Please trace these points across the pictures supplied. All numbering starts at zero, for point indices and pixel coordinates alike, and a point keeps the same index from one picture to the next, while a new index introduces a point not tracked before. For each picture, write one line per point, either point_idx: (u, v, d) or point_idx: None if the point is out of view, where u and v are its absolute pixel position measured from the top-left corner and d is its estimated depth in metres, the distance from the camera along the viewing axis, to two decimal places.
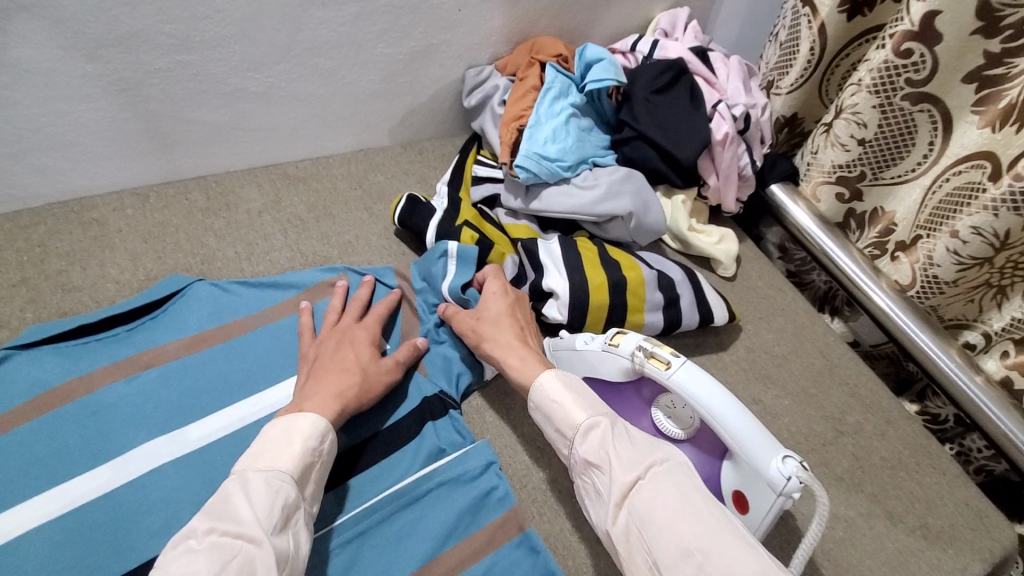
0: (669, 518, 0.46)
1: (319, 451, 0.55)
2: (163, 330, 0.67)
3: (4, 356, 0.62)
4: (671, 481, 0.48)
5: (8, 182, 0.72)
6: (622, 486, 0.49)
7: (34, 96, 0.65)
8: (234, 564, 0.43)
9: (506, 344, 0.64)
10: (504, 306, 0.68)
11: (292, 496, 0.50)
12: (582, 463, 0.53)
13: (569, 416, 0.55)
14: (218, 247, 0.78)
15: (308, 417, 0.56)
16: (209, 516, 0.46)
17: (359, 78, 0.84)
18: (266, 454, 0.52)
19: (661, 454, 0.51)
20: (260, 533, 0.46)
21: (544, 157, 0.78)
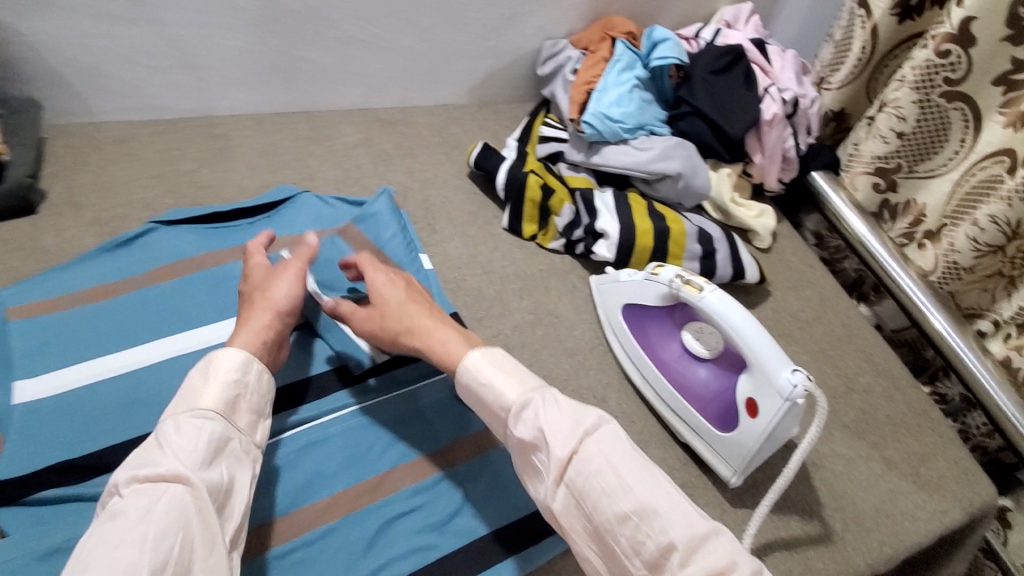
0: (607, 487, 0.50)
1: (245, 381, 0.54)
2: (277, 226, 0.80)
3: (154, 228, 0.75)
4: (606, 448, 0.52)
5: (157, 94, 0.86)
6: (559, 462, 0.51)
7: (191, 20, 0.80)
8: (161, 504, 0.45)
9: (412, 319, 0.62)
10: (403, 292, 0.64)
11: (219, 428, 0.51)
12: (522, 444, 0.54)
13: (501, 398, 0.56)
14: (320, 169, 0.92)
15: (219, 352, 0.55)
16: (129, 467, 0.48)
17: (451, 38, 0.96)
18: (182, 399, 0.52)
19: (593, 422, 0.53)
20: (185, 473, 0.47)
21: (608, 118, 0.89)
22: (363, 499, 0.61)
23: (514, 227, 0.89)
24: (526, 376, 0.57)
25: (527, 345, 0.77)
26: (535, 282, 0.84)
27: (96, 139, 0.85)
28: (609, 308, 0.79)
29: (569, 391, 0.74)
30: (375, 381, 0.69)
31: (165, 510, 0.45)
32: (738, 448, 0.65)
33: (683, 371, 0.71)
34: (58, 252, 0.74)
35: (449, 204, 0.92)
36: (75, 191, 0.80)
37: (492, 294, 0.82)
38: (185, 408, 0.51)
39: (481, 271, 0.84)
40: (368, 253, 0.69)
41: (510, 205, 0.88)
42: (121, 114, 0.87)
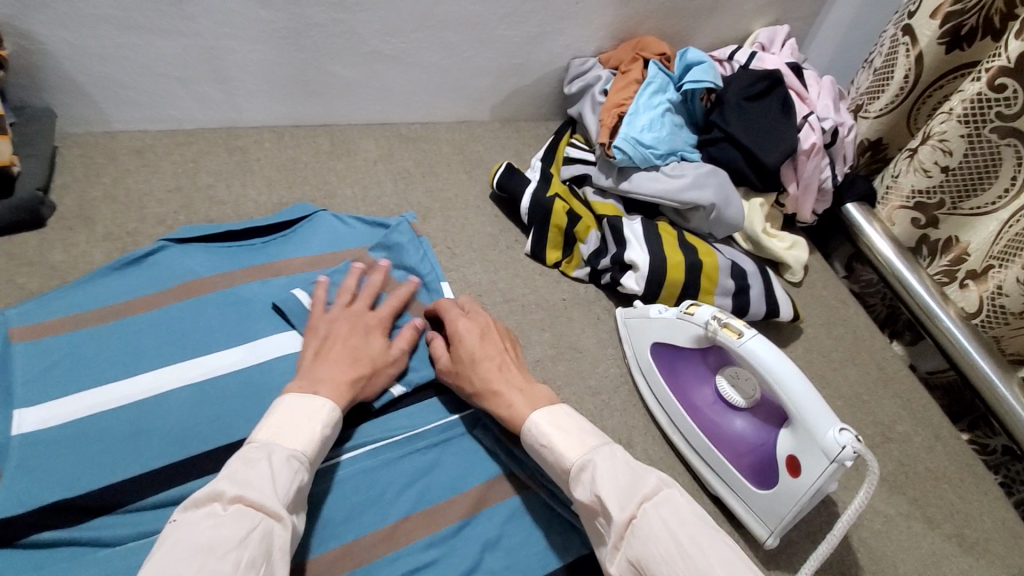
0: (665, 554, 0.46)
1: (332, 438, 0.56)
2: (292, 247, 0.78)
3: (164, 246, 0.72)
4: (663, 514, 0.49)
5: (174, 104, 0.84)
6: (619, 527, 0.49)
7: (213, 31, 0.77)
8: (256, 533, 0.45)
9: (487, 378, 0.62)
10: (477, 342, 0.64)
11: (307, 476, 0.52)
12: (582, 506, 0.53)
13: (560, 459, 0.55)
14: (339, 186, 0.88)
15: (326, 404, 0.56)
16: (233, 483, 0.47)
17: (478, 54, 0.93)
18: (285, 434, 0.52)
19: (652, 486, 0.51)
20: (281, 510, 0.47)
21: (639, 143, 0.85)
22: (377, 549, 0.57)
23: (538, 253, 0.85)
24: (587, 434, 0.56)
25: (549, 382, 0.73)
26: (558, 313, 0.81)
27: (111, 149, 0.83)
28: (637, 346, 0.75)
29: None
30: (390, 419, 0.65)
31: (258, 543, 0.44)
32: (776, 508, 0.61)
33: (717, 420, 0.67)
34: (67, 268, 0.71)
35: (470, 226, 0.88)
36: (87, 204, 0.77)
37: (513, 325, 0.78)
38: (287, 444, 0.52)
39: (502, 299, 0.80)
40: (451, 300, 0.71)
41: (534, 231, 0.85)
42: (138, 124, 0.84)
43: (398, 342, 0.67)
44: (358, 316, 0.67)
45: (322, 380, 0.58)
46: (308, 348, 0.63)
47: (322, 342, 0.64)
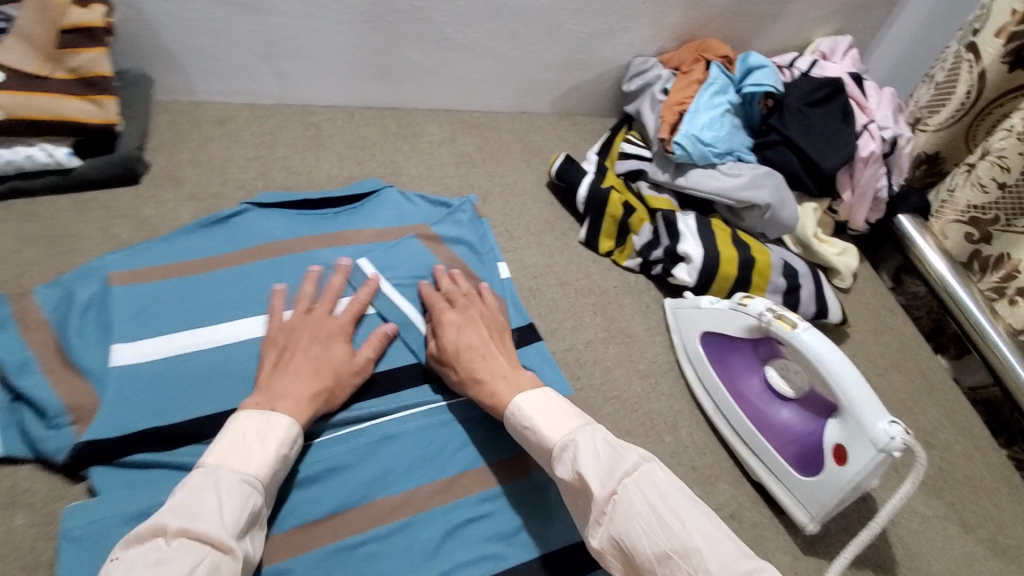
0: (645, 526, 0.48)
1: (289, 454, 0.55)
2: (363, 218, 0.82)
3: (247, 210, 0.78)
4: (645, 490, 0.50)
5: (257, 79, 0.89)
6: (601, 502, 0.51)
7: (300, 10, 0.82)
8: (202, 568, 0.45)
9: (470, 369, 0.63)
10: (453, 333, 0.66)
11: (259, 499, 0.51)
12: (563, 484, 0.54)
13: (545, 441, 0.56)
14: (406, 165, 0.93)
15: (283, 421, 0.55)
16: (178, 515, 0.47)
17: (545, 48, 0.97)
18: (234, 457, 0.51)
19: (633, 462, 0.52)
20: (228, 540, 0.47)
21: (699, 140, 0.87)
22: (435, 499, 0.61)
23: (591, 242, 0.88)
24: (569, 416, 0.58)
25: (599, 363, 0.76)
26: (610, 298, 0.83)
27: (198, 116, 0.88)
28: (684, 333, 0.78)
29: (640, 414, 0.73)
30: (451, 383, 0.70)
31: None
32: (818, 495, 0.63)
33: (764, 408, 0.70)
34: (158, 222, 0.76)
35: (528, 211, 0.92)
36: (176, 165, 0.82)
37: (567, 306, 0.81)
38: (237, 469, 0.51)
39: (556, 282, 0.83)
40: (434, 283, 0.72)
41: (589, 220, 0.88)
42: (223, 95, 0.90)
43: (362, 350, 0.66)
44: (319, 326, 0.65)
45: (281, 395, 0.57)
46: (266, 361, 0.62)
47: (280, 355, 0.62)
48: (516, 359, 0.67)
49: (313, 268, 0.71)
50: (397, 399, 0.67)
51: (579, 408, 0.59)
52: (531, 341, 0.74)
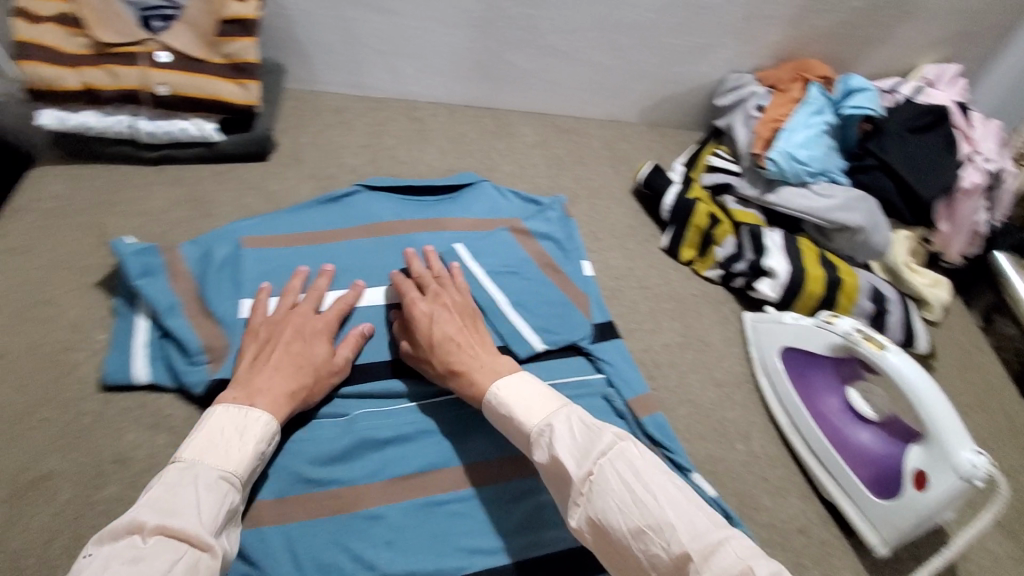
0: (618, 504, 0.48)
1: (264, 453, 0.56)
2: (458, 208, 0.88)
3: (358, 191, 0.85)
4: (619, 468, 0.50)
5: (374, 73, 0.97)
6: (577, 483, 0.51)
7: (420, 13, 0.89)
8: (180, 565, 0.44)
9: (445, 361, 0.64)
10: (423, 325, 0.67)
11: (235, 498, 0.52)
12: (544, 468, 0.55)
13: (523, 427, 0.57)
14: (499, 163, 0.98)
15: (260, 416, 0.56)
16: (158, 511, 0.46)
17: (642, 59, 1.00)
18: (212, 454, 0.52)
19: (607, 442, 0.52)
20: (207, 537, 0.47)
21: (793, 158, 0.88)
22: (513, 471, 0.65)
23: (673, 250, 0.90)
24: (546, 400, 0.58)
25: (676, 367, 0.78)
26: (689, 306, 0.85)
27: (319, 104, 0.97)
28: (763, 348, 0.79)
29: (712, 420, 0.74)
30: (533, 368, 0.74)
31: (187, 571, 0.44)
32: (893, 518, 0.65)
33: (844, 429, 0.71)
34: (282, 196, 0.85)
35: (613, 215, 0.95)
36: (298, 147, 0.91)
37: (645, 308, 0.83)
38: (218, 466, 0.52)
39: (637, 285, 0.86)
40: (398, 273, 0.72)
41: (673, 228, 0.90)
42: (341, 87, 0.98)
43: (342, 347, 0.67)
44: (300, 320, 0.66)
45: (260, 391, 0.58)
46: (247, 353, 0.63)
47: (259, 348, 0.63)
48: (492, 342, 0.67)
49: (301, 268, 0.72)
50: None
51: (556, 391, 0.60)
52: (610, 337, 0.78)
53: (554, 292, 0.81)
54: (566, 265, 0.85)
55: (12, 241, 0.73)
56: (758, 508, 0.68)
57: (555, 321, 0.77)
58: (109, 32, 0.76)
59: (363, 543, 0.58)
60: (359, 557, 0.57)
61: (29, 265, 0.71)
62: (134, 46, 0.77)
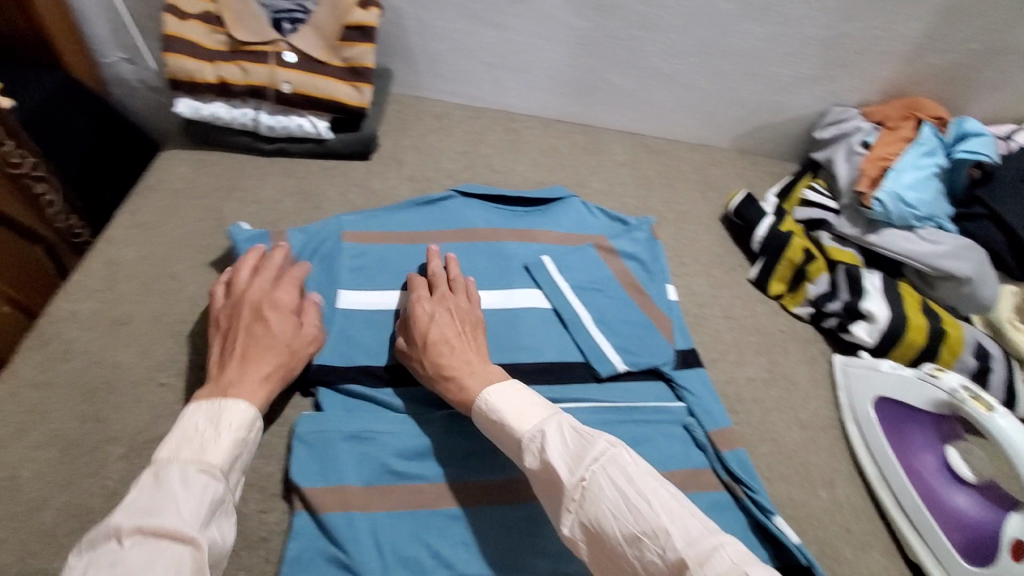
0: (613, 512, 0.49)
1: (248, 439, 0.54)
2: (548, 220, 0.89)
3: (453, 196, 0.88)
4: (613, 476, 0.51)
5: (475, 83, 1.00)
6: (570, 490, 0.52)
7: (529, 29, 0.91)
8: (160, 563, 0.42)
9: (439, 363, 0.65)
10: (423, 325, 0.68)
11: (222, 486, 0.50)
12: (537, 476, 0.56)
13: (513, 433, 0.58)
14: (589, 179, 0.99)
15: (233, 404, 0.55)
16: (132, 514, 0.45)
17: (744, 86, 0.98)
18: (188, 449, 0.51)
19: (600, 450, 0.53)
20: (188, 531, 0.45)
21: (902, 200, 0.84)
22: None
23: (761, 282, 0.88)
24: (537, 408, 0.60)
25: (758, 402, 0.76)
26: (774, 341, 0.83)
27: (420, 109, 1.01)
28: (854, 394, 0.77)
29: (796, 462, 0.72)
30: (614, 389, 0.74)
31: (166, 569, 0.42)
32: None
33: (938, 488, 0.69)
34: (381, 195, 0.89)
35: (700, 241, 0.94)
36: (399, 149, 0.95)
37: (730, 339, 0.82)
38: (195, 458, 0.50)
39: (722, 314, 0.85)
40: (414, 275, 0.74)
41: (763, 260, 0.88)
42: (442, 94, 1.02)
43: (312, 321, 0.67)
44: (263, 296, 0.65)
45: (232, 382, 0.58)
46: (214, 345, 0.63)
47: (225, 337, 0.63)
48: (487, 353, 0.69)
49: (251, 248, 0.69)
50: (565, 390, 0.72)
51: (547, 400, 0.61)
52: (693, 365, 0.77)
53: (638, 313, 0.80)
54: (652, 287, 0.84)
55: (143, 217, 0.79)
56: (840, 559, 0.66)
57: (638, 342, 0.77)
58: (245, 32, 0.82)
59: (443, 542, 0.60)
60: (439, 555, 0.59)
61: (158, 240, 0.77)
62: (265, 46, 0.82)
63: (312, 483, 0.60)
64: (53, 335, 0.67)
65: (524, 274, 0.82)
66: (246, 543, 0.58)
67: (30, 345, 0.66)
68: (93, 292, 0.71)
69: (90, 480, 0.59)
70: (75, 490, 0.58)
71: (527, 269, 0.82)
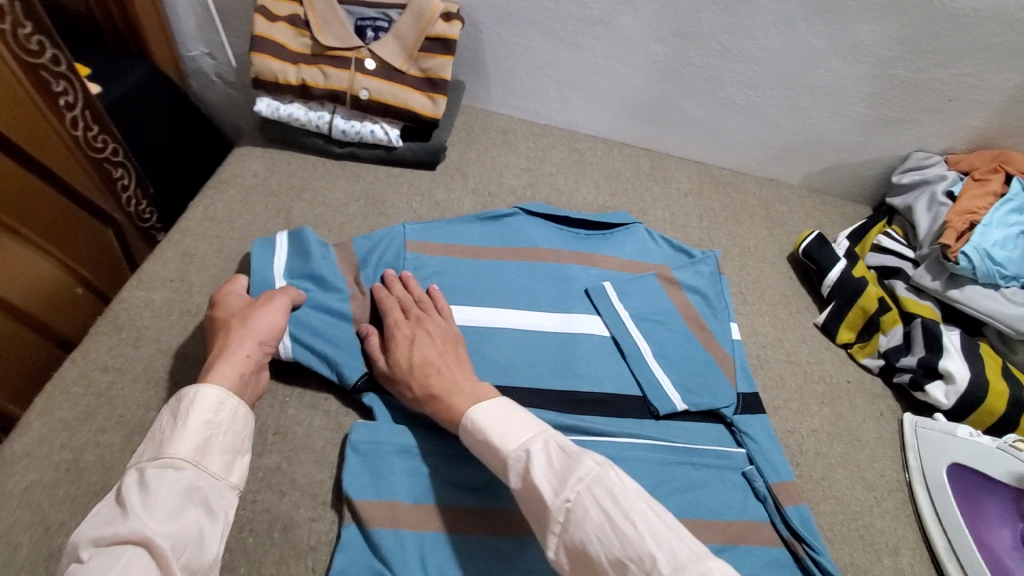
0: (599, 536, 0.48)
1: (217, 422, 0.54)
2: (609, 246, 0.87)
3: (516, 214, 0.87)
4: (598, 497, 0.49)
5: (544, 102, 1.00)
6: (554, 512, 0.51)
7: (606, 51, 0.90)
8: (117, 567, 0.42)
9: (425, 384, 0.63)
10: (403, 346, 0.66)
11: (188, 477, 0.50)
12: (521, 495, 0.54)
13: (499, 453, 0.56)
14: (652, 205, 0.97)
15: (192, 390, 0.54)
16: (92, 527, 0.45)
17: (822, 124, 0.95)
18: (152, 449, 0.51)
19: (586, 470, 0.51)
20: (148, 530, 0.45)
21: (989, 257, 0.80)
22: None
23: (829, 328, 0.85)
24: (525, 424, 0.58)
25: (820, 456, 0.73)
26: (840, 393, 0.79)
27: (487, 123, 1.01)
28: (924, 457, 0.73)
29: (859, 526, 0.68)
30: (671, 428, 0.71)
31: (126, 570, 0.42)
32: None
33: (1015, 568, 0.64)
34: (445, 206, 0.89)
35: (764, 279, 0.91)
36: (465, 161, 0.95)
37: (793, 386, 0.79)
38: (155, 455, 0.50)
39: (785, 359, 0.82)
40: (376, 288, 0.72)
41: (833, 305, 0.84)
42: (510, 109, 1.02)
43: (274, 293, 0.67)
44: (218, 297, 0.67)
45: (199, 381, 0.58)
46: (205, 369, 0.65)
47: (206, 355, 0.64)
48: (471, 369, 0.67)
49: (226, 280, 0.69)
50: (621, 424, 0.70)
51: (534, 417, 0.59)
52: (755, 411, 0.74)
53: (698, 350, 0.78)
54: (715, 324, 0.81)
55: (216, 211, 0.81)
56: None
57: (697, 380, 0.75)
58: (331, 37, 0.83)
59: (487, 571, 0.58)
60: None
61: (229, 235, 0.79)
62: (348, 52, 0.84)
63: (363, 496, 0.60)
64: (126, 321, 0.69)
65: (584, 299, 0.80)
66: (294, 551, 0.58)
67: (103, 330, 0.68)
68: (166, 282, 0.73)
69: None
70: None
71: (588, 294, 0.81)
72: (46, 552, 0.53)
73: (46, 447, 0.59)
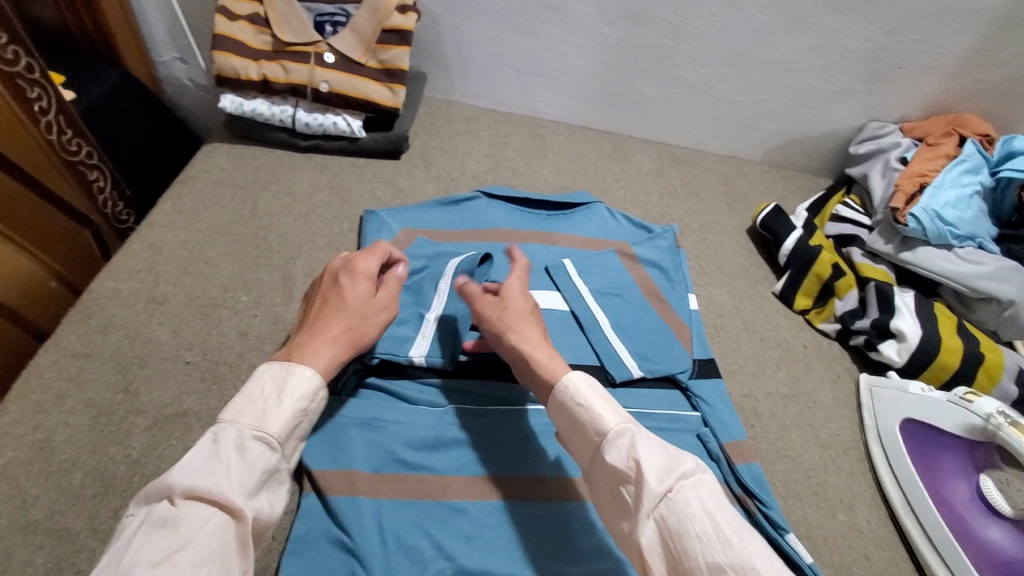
0: (699, 532, 0.42)
1: (310, 410, 0.51)
2: (569, 225, 0.89)
3: (477, 197, 0.89)
4: (701, 494, 0.44)
5: (504, 89, 1.02)
6: (652, 497, 0.45)
7: (560, 37, 0.93)
8: (202, 531, 0.40)
9: (527, 327, 0.63)
10: (524, 305, 0.65)
11: (273, 459, 0.47)
12: (608, 472, 0.49)
13: (598, 424, 0.51)
14: (613, 185, 0.99)
15: (305, 372, 0.51)
16: (184, 474, 0.43)
17: (775, 99, 0.97)
18: (249, 414, 0.47)
19: (689, 468, 0.47)
20: (235, 502, 0.43)
21: (940, 218, 0.81)
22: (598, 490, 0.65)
23: (786, 296, 0.86)
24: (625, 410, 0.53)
25: (776, 418, 0.74)
26: (797, 357, 0.81)
27: (450, 112, 1.03)
28: (878, 416, 0.74)
29: (814, 482, 0.70)
30: (629, 396, 0.73)
31: (209, 538, 0.40)
32: None
33: (971, 520, 0.66)
34: (408, 193, 0.91)
35: (724, 252, 0.92)
36: (428, 150, 0.97)
37: (750, 352, 0.80)
38: (254, 424, 0.47)
39: (743, 326, 0.83)
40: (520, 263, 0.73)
41: (790, 274, 0.86)
42: (472, 98, 1.04)
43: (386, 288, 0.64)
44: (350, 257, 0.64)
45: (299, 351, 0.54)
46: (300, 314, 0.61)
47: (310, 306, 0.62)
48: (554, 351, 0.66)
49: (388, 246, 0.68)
50: None
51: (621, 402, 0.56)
52: (710, 375, 0.75)
53: (655, 320, 0.79)
54: (672, 295, 0.83)
55: (184, 204, 0.83)
56: None
57: (653, 348, 0.76)
58: (290, 34, 0.86)
59: (444, 533, 0.60)
60: (440, 546, 0.59)
61: (196, 226, 0.81)
62: (307, 46, 0.86)
63: (322, 466, 0.62)
64: (95, 310, 0.71)
65: (544, 276, 0.82)
66: None
67: (74, 318, 0.70)
68: (134, 272, 0.75)
69: (116, 448, 0.61)
70: (102, 456, 0.61)
71: (547, 270, 0.82)
72: (16, 525, 0.56)
73: (17, 428, 0.61)
